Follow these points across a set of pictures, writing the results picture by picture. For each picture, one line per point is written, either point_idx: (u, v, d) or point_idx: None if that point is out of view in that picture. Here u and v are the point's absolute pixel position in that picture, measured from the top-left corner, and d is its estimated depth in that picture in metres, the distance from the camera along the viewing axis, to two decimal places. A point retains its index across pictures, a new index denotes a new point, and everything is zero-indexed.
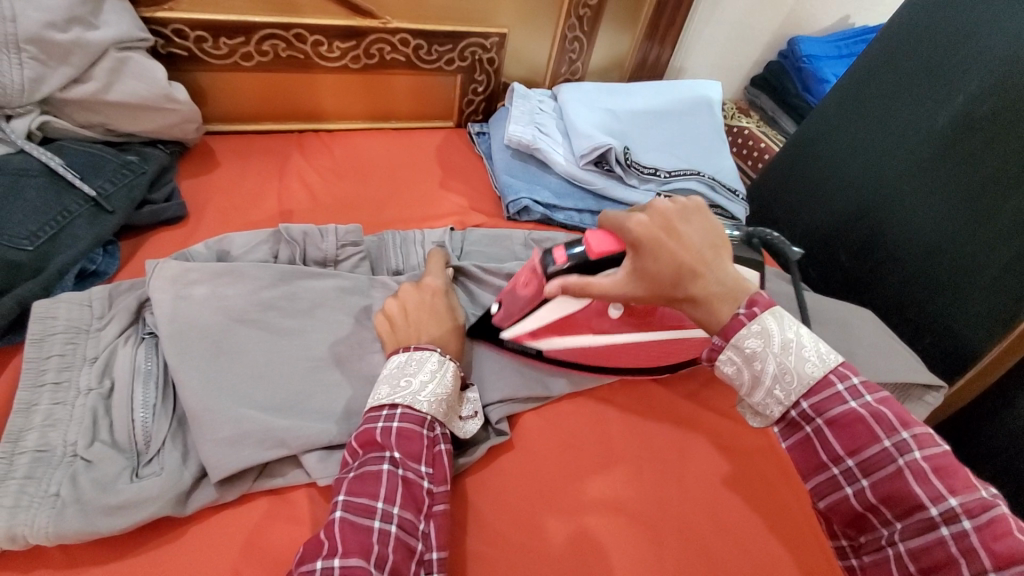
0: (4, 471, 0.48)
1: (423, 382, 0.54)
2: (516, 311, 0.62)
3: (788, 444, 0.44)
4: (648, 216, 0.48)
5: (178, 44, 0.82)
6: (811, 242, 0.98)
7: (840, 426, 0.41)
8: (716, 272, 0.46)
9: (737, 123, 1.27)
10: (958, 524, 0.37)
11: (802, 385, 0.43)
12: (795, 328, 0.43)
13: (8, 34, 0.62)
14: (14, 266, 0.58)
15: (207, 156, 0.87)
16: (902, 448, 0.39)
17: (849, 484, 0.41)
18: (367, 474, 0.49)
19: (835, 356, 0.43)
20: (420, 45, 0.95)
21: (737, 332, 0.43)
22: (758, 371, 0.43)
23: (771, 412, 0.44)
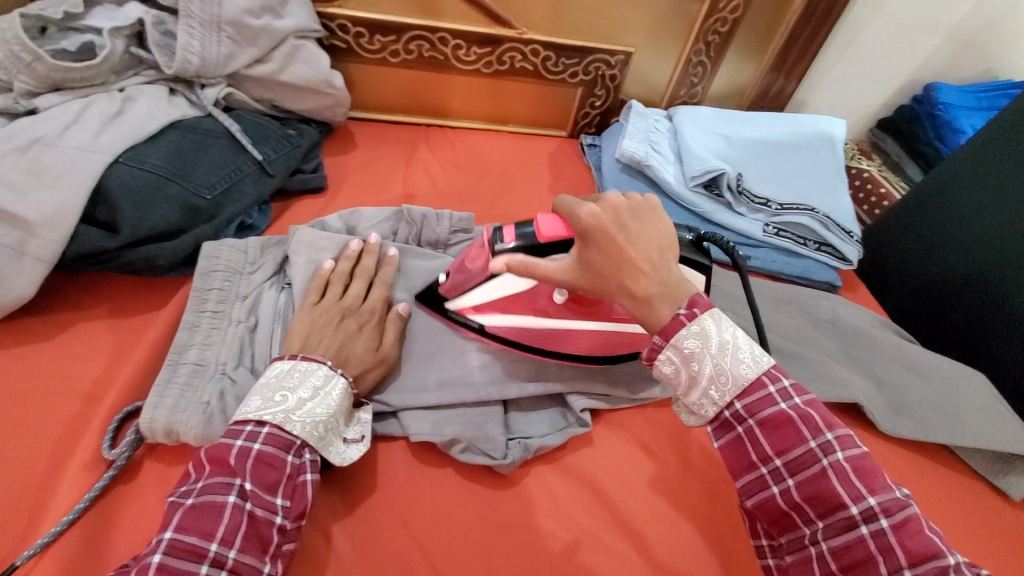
0: (170, 375, 0.57)
1: (300, 400, 0.53)
2: (462, 284, 0.64)
3: (721, 444, 0.49)
4: (600, 208, 0.52)
5: (339, 38, 0.93)
6: (924, 297, 0.93)
7: (769, 427, 0.46)
8: (659, 273, 0.50)
9: (856, 165, 1.21)
10: (876, 522, 0.42)
11: (735, 386, 0.47)
12: (731, 330, 0.47)
13: (216, 16, 0.74)
14: (197, 211, 0.68)
15: (348, 138, 0.97)
16: (826, 448, 0.44)
17: (776, 483, 0.46)
18: (206, 503, 0.46)
19: (767, 360, 0.48)
20: (549, 56, 1.00)
21: (677, 332, 0.47)
22: (695, 371, 0.47)
23: (706, 412, 0.49)
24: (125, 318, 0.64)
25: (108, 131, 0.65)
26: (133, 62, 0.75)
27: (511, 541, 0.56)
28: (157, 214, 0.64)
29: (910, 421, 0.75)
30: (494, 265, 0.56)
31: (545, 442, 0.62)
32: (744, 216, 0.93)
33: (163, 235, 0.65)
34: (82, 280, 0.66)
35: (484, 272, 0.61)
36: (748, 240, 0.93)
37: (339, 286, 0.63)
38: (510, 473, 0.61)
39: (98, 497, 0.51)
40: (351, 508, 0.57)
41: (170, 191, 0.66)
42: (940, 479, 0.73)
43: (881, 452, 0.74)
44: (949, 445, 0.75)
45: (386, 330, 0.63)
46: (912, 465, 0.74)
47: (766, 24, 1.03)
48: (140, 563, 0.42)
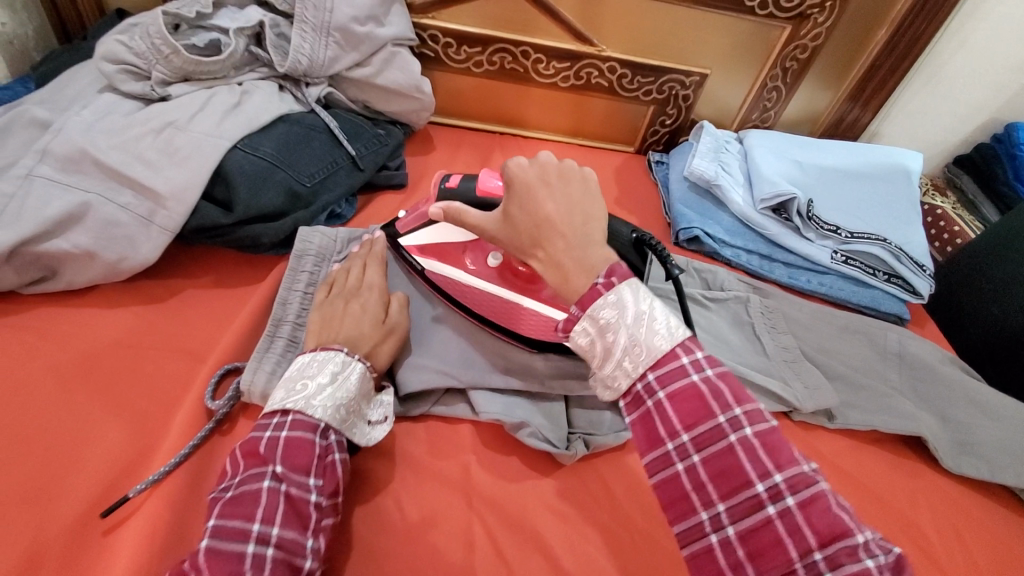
0: (267, 344, 0.62)
1: (320, 386, 0.53)
2: (413, 223, 0.72)
3: (631, 422, 0.46)
4: (529, 166, 0.55)
5: (429, 47, 0.99)
6: (997, 339, 0.91)
7: (679, 401, 0.44)
8: (575, 239, 0.51)
9: (930, 201, 1.18)
10: (782, 500, 0.40)
11: (649, 357, 0.45)
12: (649, 300, 0.46)
13: (326, 22, 0.81)
14: (298, 197, 0.74)
15: (427, 141, 1.03)
16: (734, 423, 0.43)
17: (681, 460, 0.44)
18: (245, 492, 0.47)
19: (683, 332, 0.46)
20: (625, 74, 1.03)
21: (593, 302, 0.47)
22: (610, 342, 0.46)
23: (619, 385, 0.46)
24: (227, 289, 0.70)
25: (229, 120, 0.72)
26: (251, 60, 0.83)
27: (566, 531, 0.59)
28: (265, 198, 0.70)
29: (977, 461, 0.73)
30: (432, 209, 0.63)
31: (607, 441, 0.64)
32: (812, 241, 0.93)
33: (268, 217, 0.72)
34: (191, 251, 0.73)
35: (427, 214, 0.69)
36: (815, 267, 0.93)
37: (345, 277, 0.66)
38: (569, 467, 0.63)
39: (199, 446, 0.56)
40: (416, 480, 0.60)
41: (277, 178, 0.72)
42: (1008, 525, 0.71)
43: (943, 490, 0.72)
44: (1018, 490, 0.72)
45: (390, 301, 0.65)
46: (976, 508, 0.72)
47: (847, 54, 1.04)
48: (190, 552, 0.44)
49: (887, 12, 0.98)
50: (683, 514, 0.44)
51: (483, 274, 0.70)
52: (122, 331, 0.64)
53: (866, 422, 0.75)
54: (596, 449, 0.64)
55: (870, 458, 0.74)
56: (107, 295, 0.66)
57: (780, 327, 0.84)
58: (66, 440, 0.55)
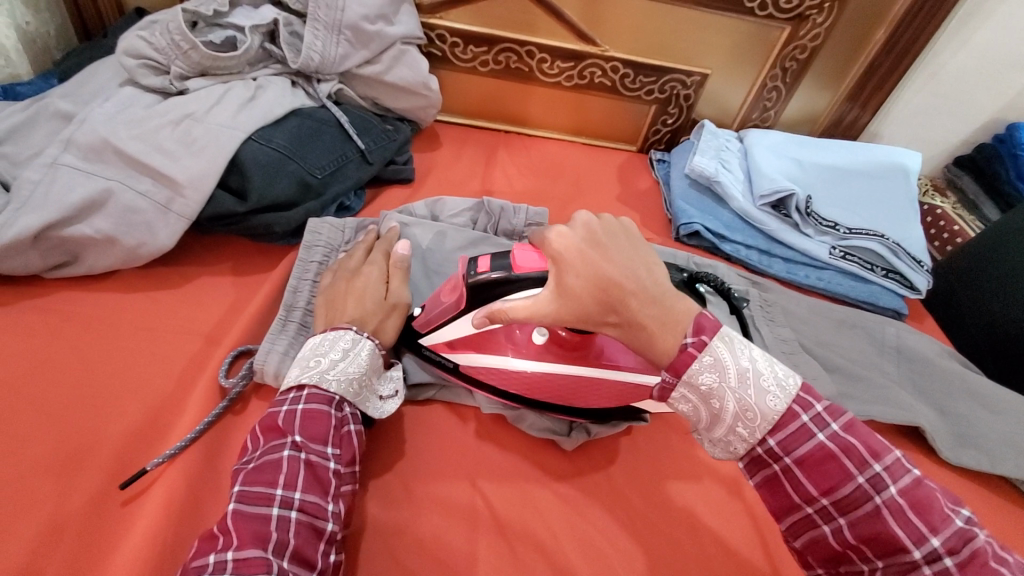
0: (280, 328, 0.65)
1: (333, 361, 0.56)
2: (437, 319, 0.63)
3: (759, 484, 0.48)
4: (571, 231, 0.53)
5: (436, 46, 1.02)
6: (999, 336, 0.93)
7: (809, 465, 0.44)
8: (650, 294, 0.50)
9: (929, 201, 1.20)
10: (941, 562, 0.40)
11: (765, 422, 0.45)
12: (748, 353, 0.47)
13: (338, 20, 0.84)
14: (309, 188, 0.76)
15: (434, 138, 1.05)
16: (875, 484, 0.42)
17: (827, 523, 0.44)
18: (267, 461, 0.50)
19: (794, 385, 0.46)
20: (627, 74, 1.06)
21: (688, 366, 0.47)
22: (718, 408, 0.47)
23: (736, 448, 0.47)
24: (241, 276, 0.73)
25: (244, 113, 0.75)
26: (264, 56, 0.86)
27: (567, 510, 0.60)
28: (278, 187, 0.73)
29: (975, 452, 0.74)
30: (476, 318, 0.58)
31: (607, 428, 0.66)
32: (811, 237, 0.95)
33: (280, 206, 0.74)
34: (206, 240, 0.75)
35: (456, 308, 0.61)
36: (814, 262, 0.95)
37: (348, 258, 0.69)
38: (572, 451, 0.65)
39: (213, 423, 0.58)
40: (423, 460, 0.62)
41: (290, 168, 0.75)
42: (1003, 513, 0.72)
43: (940, 479, 0.74)
44: (1014, 480, 0.73)
45: (390, 275, 0.67)
46: (974, 497, 0.73)
47: (846, 54, 1.06)
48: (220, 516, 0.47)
49: (885, 13, 1.00)
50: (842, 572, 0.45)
51: (529, 355, 0.64)
52: (141, 314, 0.66)
53: (865, 412, 0.75)
54: (597, 436, 0.66)
55: None
56: (126, 280, 0.69)
57: (779, 320, 0.86)
58: (87, 415, 0.57)
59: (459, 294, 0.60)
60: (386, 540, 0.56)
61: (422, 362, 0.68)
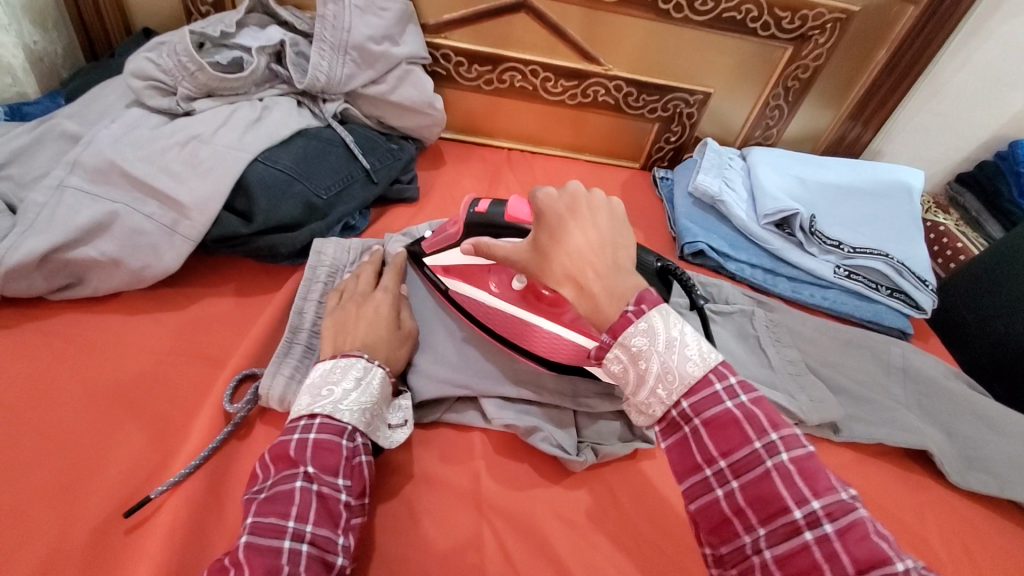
0: (285, 350, 0.64)
1: (346, 390, 0.56)
2: (440, 245, 0.71)
3: (668, 446, 0.48)
4: (558, 196, 0.55)
5: (441, 65, 1.02)
6: (1003, 356, 0.92)
7: (714, 428, 0.45)
8: (605, 267, 0.51)
9: (931, 217, 1.20)
10: (820, 527, 0.41)
11: (682, 384, 0.46)
12: (680, 327, 0.47)
13: (345, 41, 0.85)
14: (315, 209, 0.76)
15: (438, 156, 1.06)
16: (771, 449, 0.44)
17: (720, 486, 0.45)
18: (278, 493, 0.49)
19: (716, 357, 0.47)
20: (630, 92, 1.06)
21: (624, 330, 0.47)
22: (643, 369, 0.47)
23: (654, 410, 0.48)
24: (245, 297, 0.72)
25: (250, 134, 0.76)
26: (271, 77, 0.86)
27: (574, 538, 0.60)
28: (284, 208, 0.73)
29: (985, 476, 0.74)
30: (465, 244, 0.66)
31: (615, 452, 0.65)
32: (815, 256, 0.95)
33: (285, 227, 0.74)
34: (210, 260, 0.75)
35: (456, 238, 0.69)
36: (818, 281, 0.94)
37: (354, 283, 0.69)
38: (578, 476, 0.65)
39: (217, 449, 0.58)
40: (428, 486, 0.61)
41: (296, 190, 0.75)
42: (1014, 538, 0.71)
43: (949, 504, 0.73)
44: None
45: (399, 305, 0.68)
46: (984, 522, 0.72)
47: (848, 74, 1.06)
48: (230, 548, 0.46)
49: (886, 34, 1.01)
50: (727, 539, 0.45)
51: (508, 297, 0.70)
52: (146, 337, 0.66)
53: (871, 436, 0.76)
54: (604, 457, 0.65)
55: (875, 470, 0.75)
56: (131, 302, 0.69)
57: (785, 341, 0.85)
58: (90, 441, 0.57)
59: (459, 225, 0.67)
60: (390, 569, 0.55)
61: (425, 283, 0.78)
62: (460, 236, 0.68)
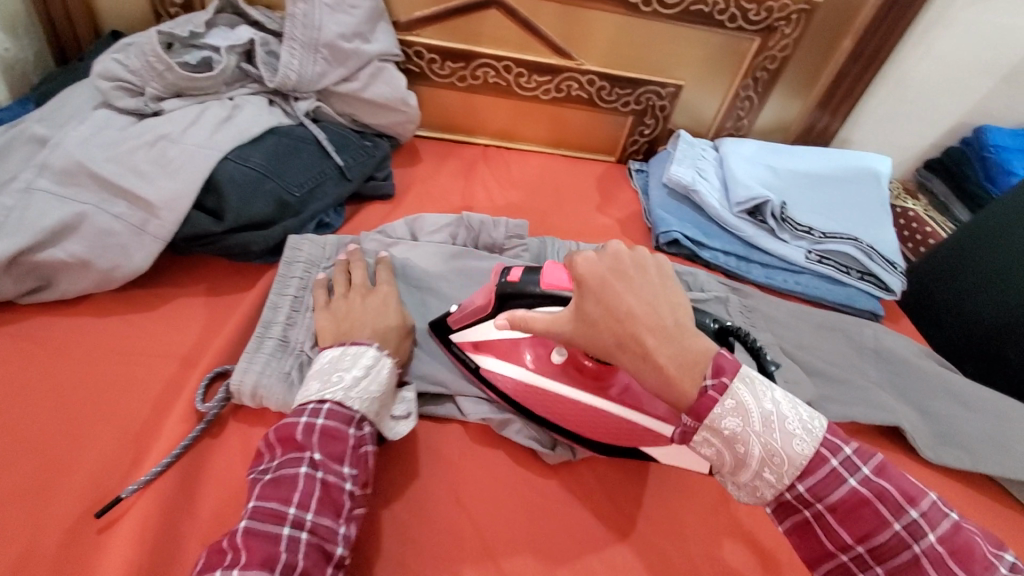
0: (258, 345, 0.64)
1: (356, 378, 0.57)
2: (468, 318, 0.66)
3: (788, 530, 0.48)
4: (598, 257, 0.51)
5: (414, 63, 1.02)
6: (977, 335, 0.94)
7: (843, 513, 0.45)
8: (670, 336, 0.47)
9: (901, 204, 1.23)
10: None
11: (795, 468, 0.45)
12: (770, 397, 0.47)
13: (314, 39, 0.85)
14: (286, 206, 0.76)
15: (414, 154, 1.06)
16: (912, 531, 0.43)
17: (862, 570, 0.45)
18: (283, 477, 0.50)
19: (821, 426, 0.46)
20: (604, 86, 1.07)
21: (711, 411, 0.46)
22: (742, 453, 0.46)
23: (764, 494, 0.47)
24: (217, 296, 0.72)
25: (220, 133, 0.75)
26: (241, 76, 0.86)
27: (553, 525, 0.60)
28: (255, 206, 0.73)
29: (957, 451, 0.75)
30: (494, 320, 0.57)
31: (591, 448, 0.66)
32: (787, 242, 0.96)
33: (257, 225, 0.74)
34: (182, 260, 0.75)
35: (485, 309, 0.64)
36: (790, 267, 0.96)
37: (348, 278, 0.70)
38: (555, 463, 0.65)
39: (190, 447, 0.58)
40: (404, 478, 0.61)
41: (267, 187, 0.75)
42: (986, 510, 0.73)
43: (923, 479, 0.74)
44: (996, 477, 0.74)
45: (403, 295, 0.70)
46: (957, 496, 0.74)
47: (814, 64, 1.08)
48: (233, 529, 0.47)
49: (849, 23, 1.03)
50: None
51: (547, 372, 0.65)
52: (116, 338, 0.65)
53: (847, 416, 0.77)
54: (580, 457, 0.66)
55: None
56: (101, 303, 0.68)
57: (759, 325, 0.87)
58: (59, 443, 0.56)
59: (488, 295, 0.64)
60: (366, 564, 0.54)
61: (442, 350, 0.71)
62: (490, 307, 0.64)
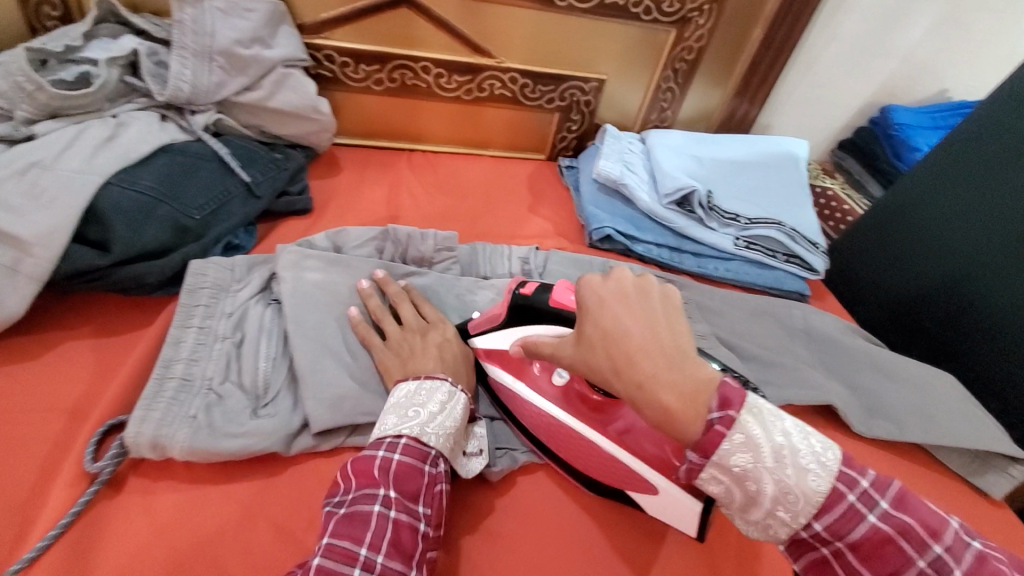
0: (156, 389, 0.58)
1: (432, 413, 0.55)
2: (484, 324, 0.68)
3: (804, 569, 0.43)
4: (603, 282, 0.49)
5: (325, 67, 0.97)
6: (896, 306, 0.98)
7: (863, 550, 0.40)
8: (671, 364, 0.43)
9: (820, 184, 1.28)
10: None
11: (810, 505, 0.40)
12: (781, 429, 0.41)
13: (208, 47, 0.79)
14: (186, 230, 0.70)
15: (333, 163, 1.00)
16: (938, 569, 0.39)
17: None
18: (358, 513, 0.48)
19: (837, 460, 0.41)
20: (527, 84, 1.05)
21: (717, 446, 0.40)
22: (752, 491, 0.41)
23: (778, 532, 0.42)
24: (112, 336, 0.65)
25: (102, 155, 0.68)
26: (127, 90, 0.78)
27: (497, 548, 0.58)
28: (148, 233, 0.66)
29: (886, 422, 0.78)
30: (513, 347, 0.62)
31: (533, 455, 0.65)
32: (716, 231, 0.98)
33: (153, 254, 0.67)
34: (71, 300, 0.68)
35: (499, 320, 0.66)
36: (721, 254, 0.98)
37: (408, 309, 0.67)
38: (497, 482, 0.63)
39: (83, 512, 0.52)
40: None
41: (161, 212, 0.68)
42: (916, 477, 0.76)
43: (858, 453, 0.77)
44: (922, 444, 0.78)
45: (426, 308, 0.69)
46: (889, 465, 0.77)
47: (729, 52, 1.10)
48: (304, 567, 0.44)
49: (759, 13, 1.05)
50: None
51: (548, 395, 0.63)
52: None
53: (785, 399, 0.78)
54: (521, 464, 0.64)
55: None
56: None
57: (695, 317, 0.87)
58: None
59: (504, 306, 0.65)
60: None
61: None
62: (506, 316, 0.65)
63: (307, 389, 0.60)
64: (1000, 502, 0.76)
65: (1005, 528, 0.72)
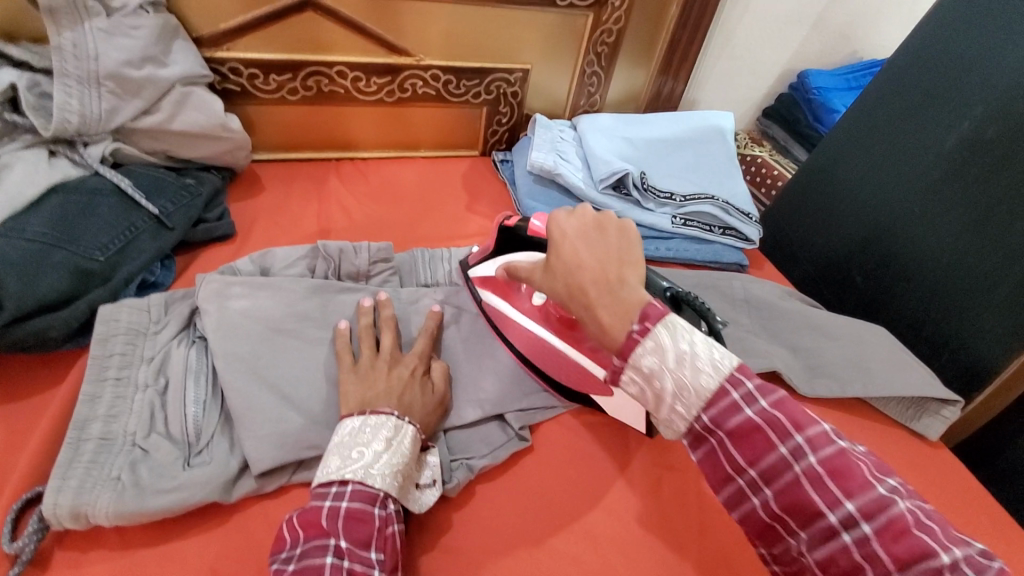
0: (72, 453, 0.53)
1: (377, 453, 0.53)
2: (479, 257, 0.73)
3: (697, 460, 0.45)
4: (567, 216, 0.52)
5: (232, 81, 0.91)
6: (826, 264, 1.02)
7: (738, 438, 0.42)
8: (610, 287, 0.46)
9: (750, 152, 1.32)
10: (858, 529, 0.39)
11: (699, 399, 0.42)
12: (689, 337, 0.43)
13: (92, 71, 0.72)
14: (89, 274, 0.65)
15: (254, 182, 0.95)
16: (796, 453, 0.41)
17: (755, 495, 0.43)
18: (309, 568, 0.46)
19: (731, 362, 0.43)
20: (450, 80, 1.03)
21: (633, 351, 0.43)
22: (658, 389, 0.43)
23: (676, 426, 0.44)
24: (20, 403, 0.59)
25: None
26: (8, 128, 0.71)
27: (463, 567, 0.56)
28: (46, 283, 0.61)
29: (827, 380, 0.81)
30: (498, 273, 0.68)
31: (491, 460, 0.63)
32: (653, 211, 0.99)
33: (55, 304, 0.62)
34: None
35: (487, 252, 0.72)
36: (660, 233, 0.99)
37: (371, 340, 0.64)
38: (455, 495, 0.61)
39: None
40: None
41: (58, 257, 0.63)
42: (862, 431, 0.79)
43: None
44: (865, 398, 0.81)
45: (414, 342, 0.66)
46: (835, 422, 0.80)
47: (649, 31, 1.10)
48: None
49: None
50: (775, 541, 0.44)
51: (532, 315, 0.69)
52: None
53: None
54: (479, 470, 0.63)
55: None
56: None
57: None
58: None
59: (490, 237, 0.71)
60: None
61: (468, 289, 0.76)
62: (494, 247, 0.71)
63: (243, 431, 0.57)
64: (937, 443, 0.80)
65: (942, 468, 0.76)
